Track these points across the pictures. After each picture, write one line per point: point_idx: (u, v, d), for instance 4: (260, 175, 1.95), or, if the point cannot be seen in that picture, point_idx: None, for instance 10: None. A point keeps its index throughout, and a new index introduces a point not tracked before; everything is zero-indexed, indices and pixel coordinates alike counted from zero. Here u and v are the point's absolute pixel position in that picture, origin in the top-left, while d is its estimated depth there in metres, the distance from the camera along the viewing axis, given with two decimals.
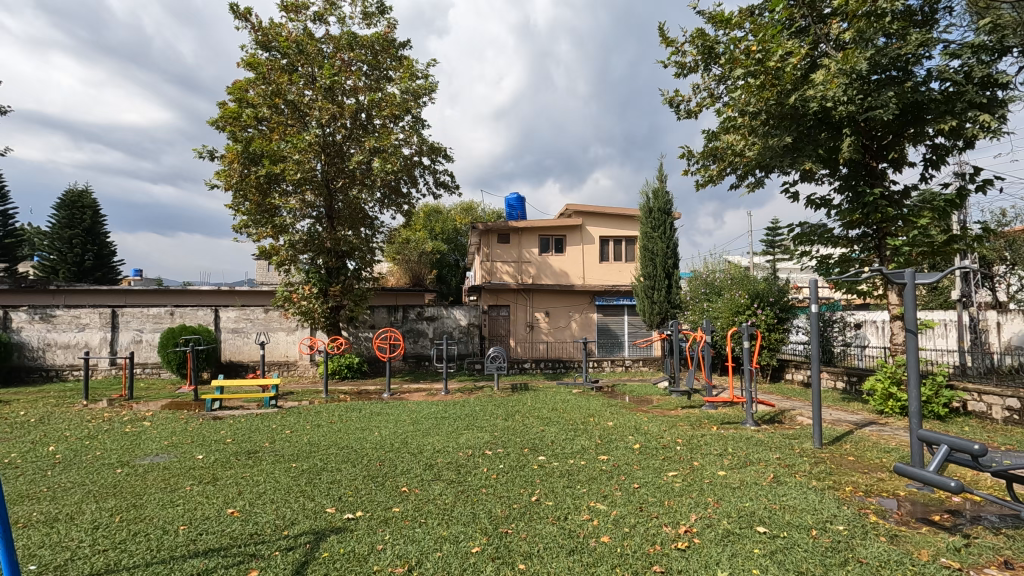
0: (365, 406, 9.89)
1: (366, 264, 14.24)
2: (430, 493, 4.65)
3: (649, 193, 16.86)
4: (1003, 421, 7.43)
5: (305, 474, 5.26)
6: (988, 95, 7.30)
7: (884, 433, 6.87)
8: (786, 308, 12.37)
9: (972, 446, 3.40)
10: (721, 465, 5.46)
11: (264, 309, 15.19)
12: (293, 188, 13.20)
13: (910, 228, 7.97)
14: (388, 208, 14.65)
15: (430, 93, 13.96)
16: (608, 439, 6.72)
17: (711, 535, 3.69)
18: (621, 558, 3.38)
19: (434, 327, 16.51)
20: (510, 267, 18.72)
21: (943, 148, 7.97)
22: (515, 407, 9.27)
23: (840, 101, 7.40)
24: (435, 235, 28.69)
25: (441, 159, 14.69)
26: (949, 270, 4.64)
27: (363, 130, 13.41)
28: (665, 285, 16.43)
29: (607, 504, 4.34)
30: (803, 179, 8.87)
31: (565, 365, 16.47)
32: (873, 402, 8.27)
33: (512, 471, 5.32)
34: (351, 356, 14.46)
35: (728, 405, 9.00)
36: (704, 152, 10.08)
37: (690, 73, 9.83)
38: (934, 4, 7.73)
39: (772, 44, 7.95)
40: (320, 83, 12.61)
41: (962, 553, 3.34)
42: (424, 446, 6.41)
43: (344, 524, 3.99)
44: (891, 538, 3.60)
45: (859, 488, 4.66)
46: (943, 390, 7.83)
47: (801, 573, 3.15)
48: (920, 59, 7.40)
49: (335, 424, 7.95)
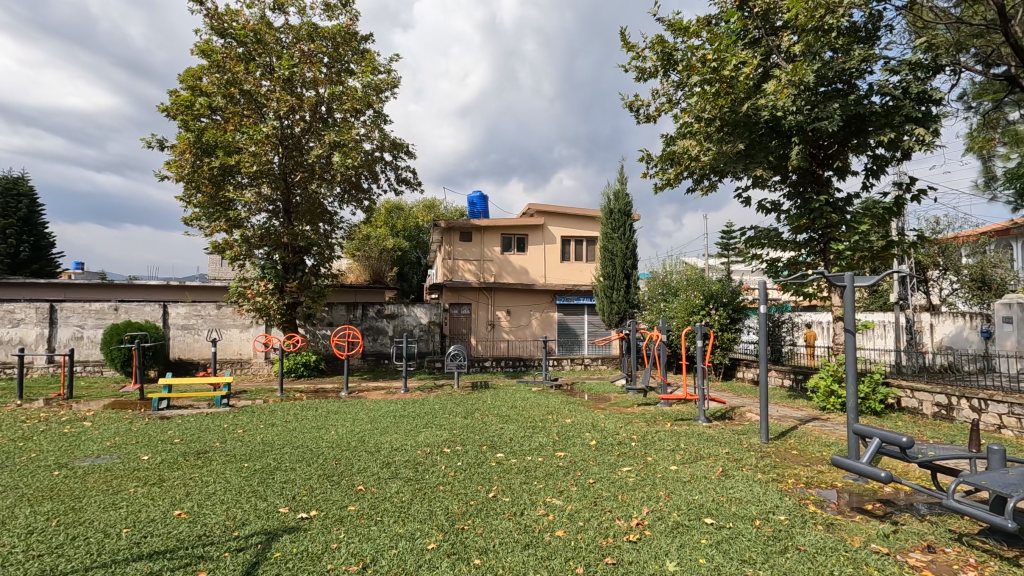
0: (321, 404, 9.71)
1: (324, 260, 13.96)
2: (387, 491, 4.62)
3: (610, 194, 17.14)
4: (933, 416, 7.93)
5: (258, 474, 5.14)
6: (924, 110, 7.77)
7: (825, 429, 7.22)
8: (738, 309, 12.84)
9: (901, 439, 3.64)
10: (673, 460, 5.63)
11: (216, 305, 14.69)
12: (249, 181, 12.79)
13: (853, 234, 8.38)
14: (348, 203, 14.43)
15: (392, 88, 13.81)
16: (566, 436, 6.84)
17: (661, 527, 3.81)
18: (574, 552, 3.46)
19: (394, 325, 16.35)
20: (472, 265, 18.70)
21: (883, 158, 8.42)
22: (475, 405, 9.29)
23: (788, 110, 7.72)
24: (397, 232, 28.40)
25: (403, 154, 14.56)
26: (884, 275, 4.91)
27: (323, 124, 13.16)
28: (624, 285, 16.74)
29: (563, 500, 4.42)
30: (755, 185, 9.22)
31: (525, 363, 16.56)
32: (816, 399, 8.68)
33: (471, 468, 5.34)
34: (307, 355, 14.16)
35: (682, 402, 9.35)
36: (662, 156, 10.33)
37: (650, 78, 10.09)
38: (876, 22, 8.18)
39: (727, 54, 8.28)
40: (278, 74, 12.30)
41: (890, 539, 3.57)
42: (382, 444, 6.37)
43: (297, 523, 3.93)
44: (828, 526, 3.82)
45: (801, 480, 4.90)
46: (880, 387, 8.32)
47: (745, 561, 3.29)
48: (863, 73, 7.81)
49: (289, 423, 7.79)
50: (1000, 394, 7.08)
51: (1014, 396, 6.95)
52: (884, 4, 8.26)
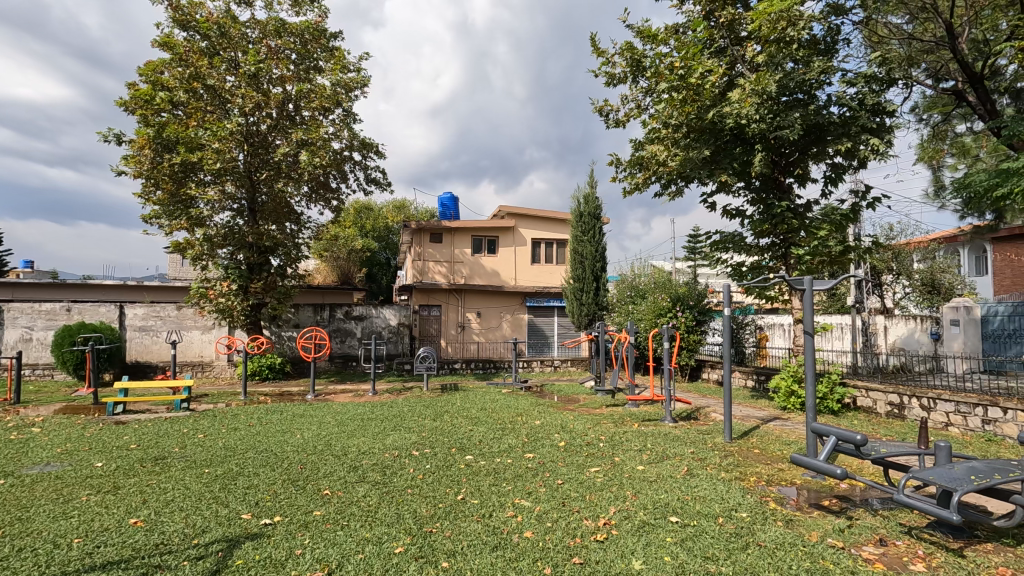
0: (287, 407, 9.50)
1: (291, 261, 13.67)
2: (353, 495, 4.56)
3: (580, 198, 17.31)
4: (886, 415, 8.26)
5: (219, 480, 5.00)
6: (878, 121, 8.11)
7: (786, 427, 7.46)
8: (704, 311, 13.12)
9: (855, 437, 3.79)
10: (640, 460, 5.72)
11: (176, 306, 14.24)
12: (212, 178, 12.43)
13: (812, 239, 8.66)
14: (316, 203, 14.19)
15: (361, 87, 13.65)
16: (535, 438, 6.86)
17: (627, 526, 3.87)
18: (542, 552, 3.48)
19: (362, 327, 16.14)
20: (442, 267, 18.61)
21: (840, 167, 8.74)
22: (444, 408, 9.25)
23: (752, 119, 7.94)
24: (366, 232, 28.06)
25: (372, 154, 14.39)
26: (841, 278, 5.11)
27: (290, 121, 12.92)
28: (593, 287, 16.90)
29: (532, 501, 4.44)
30: (720, 191, 9.45)
31: (495, 365, 16.58)
32: (777, 399, 8.94)
33: (439, 471, 5.32)
34: (272, 357, 13.84)
35: (649, 403, 9.48)
36: (631, 160, 10.48)
37: (620, 84, 10.24)
38: (835, 35, 8.52)
39: (693, 62, 8.45)
40: (244, 69, 12.01)
41: (845, 534, 3.70)
42: (349, 448, 6.28)
43: (260, 530, 3.84)
44: (786, 522, 3.94)
45: (762, 478, 5.05)
46: (837, 387, 8.63)
47: (708, 558, 3.37)
48: (822, 85, 8.10)
49: (253, 427, 7.60)
50: (948, 392, 7.43)
51: (960, 394, 7.31)
52: (842, 18, 8.60)
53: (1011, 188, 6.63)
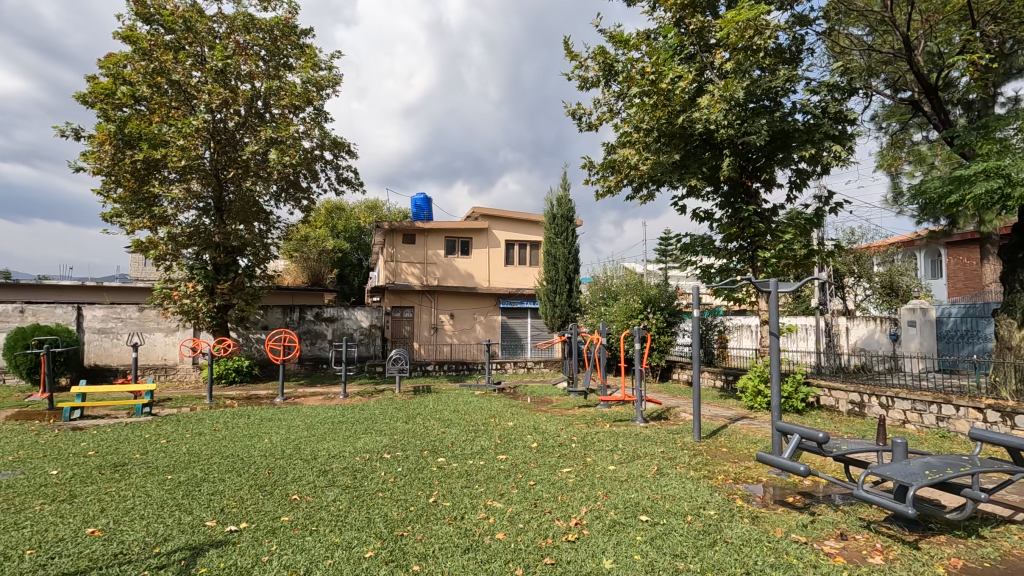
0: (255, 411, 9.28)
1: (259, 261, 13.36)
2: (323, 500, 4.48)
3: (553, 200, 17.40)
4: (847, 413, 8.53)
5: (183, 486, 4.85)
6: (840, 129, 8.39)
7: (752, 426, 7.63)
8: (674, 313, 13.33)
9: (818, 435, 3.91)
10: (611, 460, 5.78)
11: (137, 307, 13.79)
12: (177, 176, 12.08)
13: (778, 242, 8.91)
14: (286, 202, 13.93)
15: (333, 85, 13.48)
16: (507, 439, 6.88)
17: (598, 526, 3.90)
18: (514, 553, 3.48)
19: (333, 328, 15.91)
20: (415, 268, 18.46)
21: (805, 173, 8.99)
22: (416, 410, 9.17)
23: (720, 124, 8.13)
24: (337, 233, 27.68)
25: (344, 154, 14.21)
26: (804, 281, 5.27)
27: (259, 119, 12.67)
28: (566, 289, 16.99)
29: (503, 502, 4.44)
30: (690, 195, 9.62)
31: (468, 366, 16.54)
32: (745, 399, 9.14)
33: (411, 474, 5.27)
34: (240, 360, 13.50)
35: (620, 404, 9.57)
36: (604, 163, 10.58)
37: (592, 87, 10.34)
38: (799, 45, 8.79)
39: (664, 68, 8.57)
40: (210, 65, 11.72)
41: (808, 529, 3.81)
42: (319, 451, 6.17)
43: (225, 537, 3.74)
44: (753, 519, 4.03)
45: (730, 476, 5.16)
46: (801, 386, 8.87)
47: (676, 556, 3.42)
48: (787, 92, 8.33)
49: (218, 432, 7.40)
50: (905, 390, 7.71)
51: (916, 392, 7.59)
52: (807, 28, 8.87)
53: (963, 195, 6.94)
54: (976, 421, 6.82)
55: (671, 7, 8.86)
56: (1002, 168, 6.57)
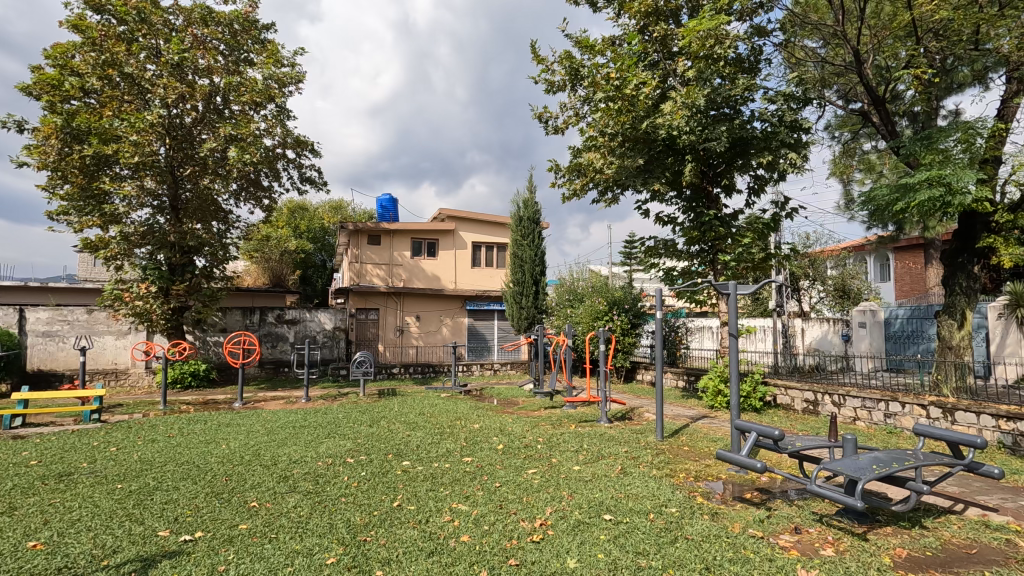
0: (212, 417, 8.98)
1: (218, 262, 12.93)
2: (283, 506, 4.38)
3: (520, 202, 17.46)
4: (802, 412, 8.83)
5: (133, 496, 4.65)
6: (795, 137, 8.70)
7: (713, 426, 7.80)
8: (639, 314, 13.55)
9: (773, 433, 4.04)
10: (576, 461, 5.83)
11: (86, 309, 13.19)
12: (129, 172, 11.61)
13: (737, 246, 9.17)
14: (246, 201, 13.56)
15: (296, 83, 13.20)
16: (473, 441, 6.86)
17: (563, 526, 3.93)
18: (479, 556, 3.48)
19: (295, 331, 15.57)
20: (380, 270, 18.24)
21: (763, 179, 9.28)
22: (381, 413, 9.05)
23: (683, 130, 8.31)
24: (300, 233, 27.11)
25: (307, 153, 13.92)
26: (761, 284, 5.43)
27: (217, 115, 12.31)
28: (533, 291, 17.05)
29: (469, 505, 4.42)
30: (653, 199, 9.81)
31: (434, 369, 16.39)
32: (705, 399, 9.35)
33: (375, 478, 5.20)
34: (196, 363, 13.05)
35: (585, 405, 9.66)
36: (569, 166, 10.69)
37: (558, 91, 10.43)
38: (757, 55, 9.08)
39: (629, 74, 8.71)
40: (166, 58, 11.31)
41: (764, 524, 3.93)
42: (279, 457, 6.03)
43: (179, 547, 3.61)
44: (713, 515, 4.14)
45: (691, 474, 5.28)
46: (759, 386, 9.13)
47: (639, 553, 3.48)
48: (746, 101, 8.60)
49: (173, 439, 7.13)
50: (855, 389, 8.04)
51: (866, 391, 7.93)
52: (765, 39, 9.17)
53: (908, 203, 7.29)
54: (920, 418, 7.16)
55: (635, 14, 9.04)
56: (943, 177, 6.93)
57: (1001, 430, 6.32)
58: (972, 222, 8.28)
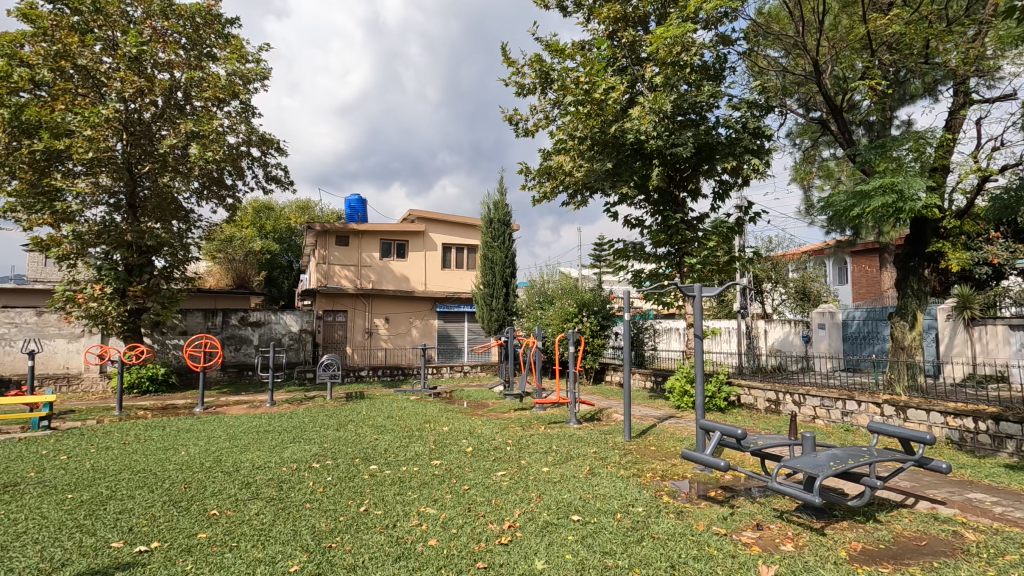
0: (171, 422, 8.68)
1: (178, 262, 12.52)
2: (245, 514, 4.26)
3: (490, 204, 17.43)
4: (765, 411, 9.07)
5: (85, 506, 4.45)
6: (758, 144, 8.93)
7: (680, 426, 7.93)
8: (608, 316, 13.70)
9: (736, 432, 4.13)
10: (546, 462, 5.85)
11: (35, 311, 12.60)
12: (83, 169, 11.15)
13: (703, 249, 9.37)
14: (208, 200, 13.18)
15: (261, 79, 12.91)
16: (442, 444, 6.81)
17: (531, 527, 3.94)
18: (447, 560, 3.45)
19: (260, 333, 15.20)
20: (348, 271, 17.97)
21: (727, 184, 9.51)
22: (348, 417, 8.90)
23: (650, 135, 8.46)
24: (265, 233, 26.50)
25: (273, 151, 13.61)
26: (725, 286, 5.55)
27: (178, 111, 11.92)
28: (503, 293, 17.04)
29: (437, 508, 4.39)
30: (622, 202, 9.94)
31: (403, 371, 16.19)
32: (672, 399, 9.51)
33: (341, 483, 5.10)
34: (154, 367, 12.60)
35: (555, 406, 9.84)
36: (540, 169, 10.74)
37: (529, 94, 10.48)
38: (722, 63, 9.31)
39: (597, 79, 8.83)
40: (123, 51, 10.88)
41: (728, 521, 4.02)
42: (241, 463, 5.86)
43: (133, 558, 3.47)
44: (678, 514, 4.20)
45: (658, 473, 5.36)
46: (723, 386, 9.34)
47: (607, 552, 3.51)
48: (711, 107, 8.79)
49: (128, 445, 6.86)
50: (815, 389, 8.30)
51: (824, 390, 8.19)
52: (730, 47, 9.40)
53: (863, 209, 7.57)
54: (875, 415, 7.42)
55: (604, 20, 9.16)
56: (896, 184, 7.22)
57: (949, 427, 6.60)
58: (922, 228, 8.65)
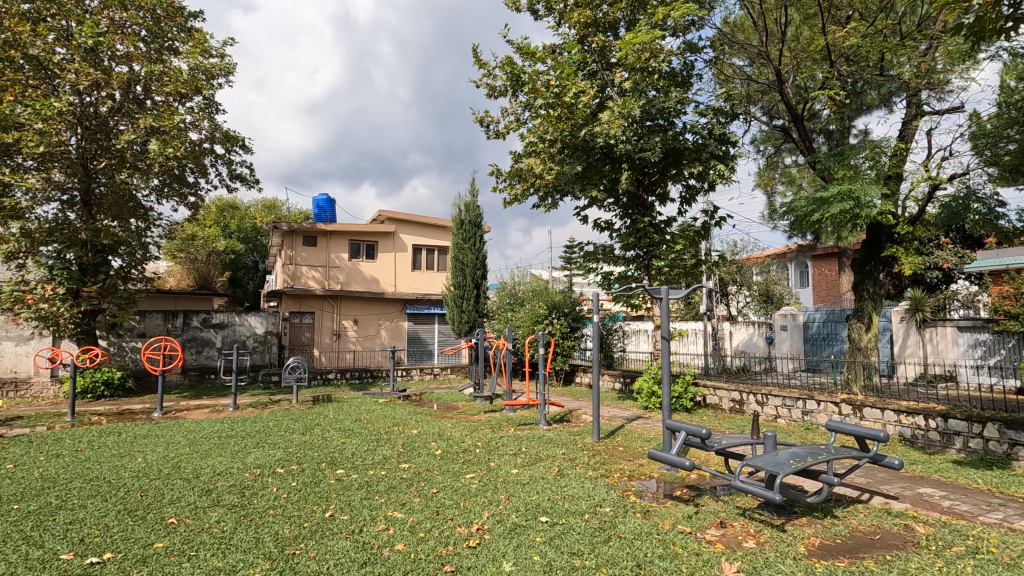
0: (127, 428, 8.36)
1: (136, 262, 12.08)
2: (205, 522, 4.13)
3: (461, 206, 17.37)
4: (729, 411, 9.27)
5: (32, 516, 4.25)
6: (723, 150, 9.15)
7: (647, 426, 8.05)
8: (577, 318, 13.82)
9: (700, 431, 4.20)
10: (515, 464, 5.86)
11: None
12: (34, 164, 10.67)
13: (670, 253, 9.55)
14: (169, 198, 12.78)
15: (226, 75, 12.60)
16: (411, 447, 6.74)
17: (499, 530, 3.93)
18: (414, 564, 3.41)
19: (223, 335, 14.79)
20: (316, 272, 17.66)
21: (694, 188, 9.71)
22: (315, 420, 8.72)
23: (619, 139, 8.59)
24: (229, 233, 25.81)
25: (237, 149, 13.28)
26: (691, 289, 5.67)
27: (137, 105, 11.51)
28: (474, 295, 16.99)
29: (405, 512, 4.34)
30: (591, 205, 10.04)
31: (372, 373, 15.98)
32: (640, 400, 9.65)
33: (306, 488, 5.00)
34: (110, 371, 12.12)
35: (526, 408, 9.74)
36: (511, 171, 10.77)
37: (500, 96, 10.51)
38: (689, 70, 9.51)
39: (568, 82, 8.91)
40: (78, 41, 10.46)
41: (692, 519, 4.09)
42: (202, 469, 5.69)
43: (82, 571, 3.32)
44: (644, 513, 4.26)
45: (625, 473, 5.43)
46: (690, 387, 9.51)
47: (574, 553, 3.53)
48: (679, 113, 8.96)
49: (81, 453, 6.59)
50: (777, 389, 8.54)
51: (786, 390, 8.44)
52: (696, 55, 9.61)
53: (823, 215, 7.83)
54: (834, 414, 7.68)
55: (575, 24, 9.26)
56: (853, 192, 7.50)
57: (901, 425, 6.87)
58: (878, 234, 8.99)
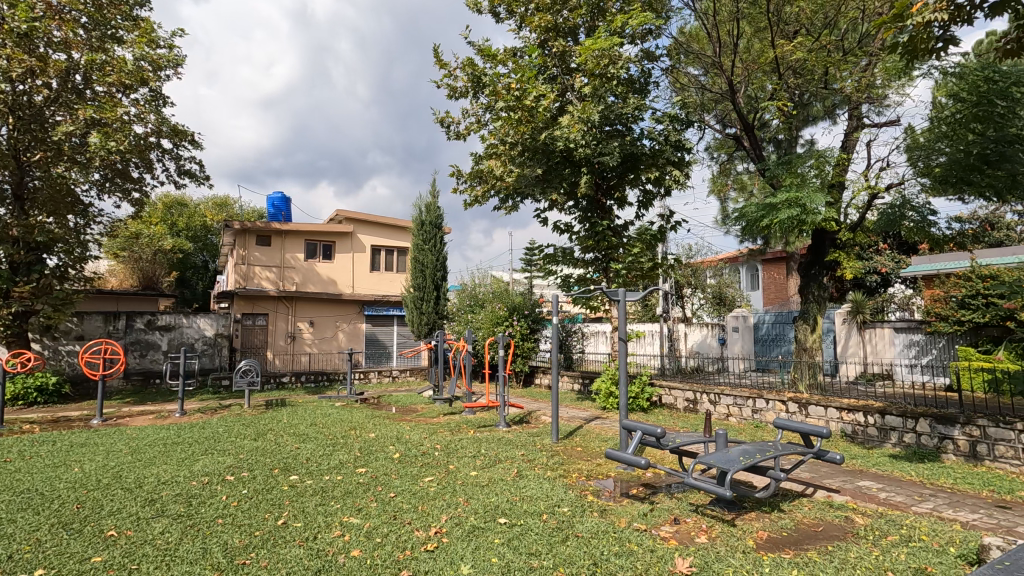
0: (62, 437, 7.88)
1: (74, 261, 11.46)
2: (147, 533, 3.94)
3: (421, 206, 17.20)
4: (683, 410, 9.54)
5: None
6: (679, 156, 9.40)
7: (604, 426, 8.19)
8: (537, 320, 13.94)
9: (656, 430, 4.28)
10: (473, 466, 5.84)
11: None
12: None
13: (628, 256, 9.74)
14: (111, 193, 12.16)
15: (174, 66, 12.07)
16: (368, 451, 6.62)
17: (458, 533, 3.91)
18: (370, 570, 3.36)
19: (169, 338, 14.17)
20: (270, 273, 17.16)
21: (650, 193, 9.94)
22: (267, 426, 8.45)
23: (578, 143, 8.71)
24: (177, 231, 24.71)
25: (186, 144, 12.75)
26: (647, 291, 5.78)
27: (76, 96, 10.86)
28: (433, 296, 16.85)
29: (361, 517, 4.26)
30: (551, 208, 10.12)
31: (328, 377, 15.67)
32: (598, 400, 9.82)
33: (258, 495, 4.85)
34: (44, 377, 11.42)
35: (484, 410, 9.87)
36: (472, 172, 10.72)
37: (461, 98, 10.46)
38: (647, 77, 9.73)
39: (528, 86, 8.95)
40: (9, 26, 9.82)
41: (648, 517, 4.18)
42: (145, 478, 5.42)
43: None
44: (601, 512, 4.33)
45: (583, 473, 5.49)
46: (646, 387, 9.73)
47: (531, 554, 3.55)
48: (636, 119, 9.16)
49: (10, 463, 6.18)
50: (728, 388, 8.83)
51: (736, 389, 8.74)
52: (654, 63, 9.83)
53: (772, 220, 8.15)
54: (781, 412, 8.01)
55: (535, 28, 9.35)
56: (800, 199, 7.84)
57: (843, 421, 7.22)
58: (822, 239, 9.41)
